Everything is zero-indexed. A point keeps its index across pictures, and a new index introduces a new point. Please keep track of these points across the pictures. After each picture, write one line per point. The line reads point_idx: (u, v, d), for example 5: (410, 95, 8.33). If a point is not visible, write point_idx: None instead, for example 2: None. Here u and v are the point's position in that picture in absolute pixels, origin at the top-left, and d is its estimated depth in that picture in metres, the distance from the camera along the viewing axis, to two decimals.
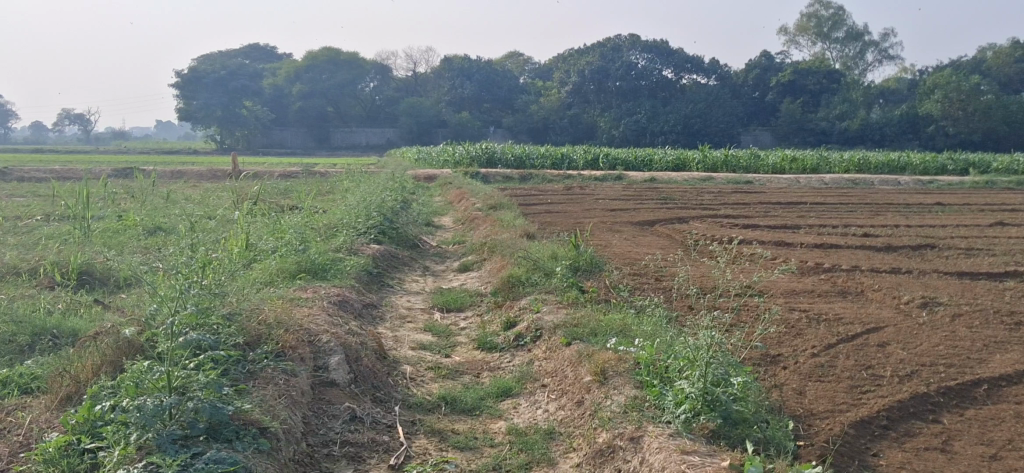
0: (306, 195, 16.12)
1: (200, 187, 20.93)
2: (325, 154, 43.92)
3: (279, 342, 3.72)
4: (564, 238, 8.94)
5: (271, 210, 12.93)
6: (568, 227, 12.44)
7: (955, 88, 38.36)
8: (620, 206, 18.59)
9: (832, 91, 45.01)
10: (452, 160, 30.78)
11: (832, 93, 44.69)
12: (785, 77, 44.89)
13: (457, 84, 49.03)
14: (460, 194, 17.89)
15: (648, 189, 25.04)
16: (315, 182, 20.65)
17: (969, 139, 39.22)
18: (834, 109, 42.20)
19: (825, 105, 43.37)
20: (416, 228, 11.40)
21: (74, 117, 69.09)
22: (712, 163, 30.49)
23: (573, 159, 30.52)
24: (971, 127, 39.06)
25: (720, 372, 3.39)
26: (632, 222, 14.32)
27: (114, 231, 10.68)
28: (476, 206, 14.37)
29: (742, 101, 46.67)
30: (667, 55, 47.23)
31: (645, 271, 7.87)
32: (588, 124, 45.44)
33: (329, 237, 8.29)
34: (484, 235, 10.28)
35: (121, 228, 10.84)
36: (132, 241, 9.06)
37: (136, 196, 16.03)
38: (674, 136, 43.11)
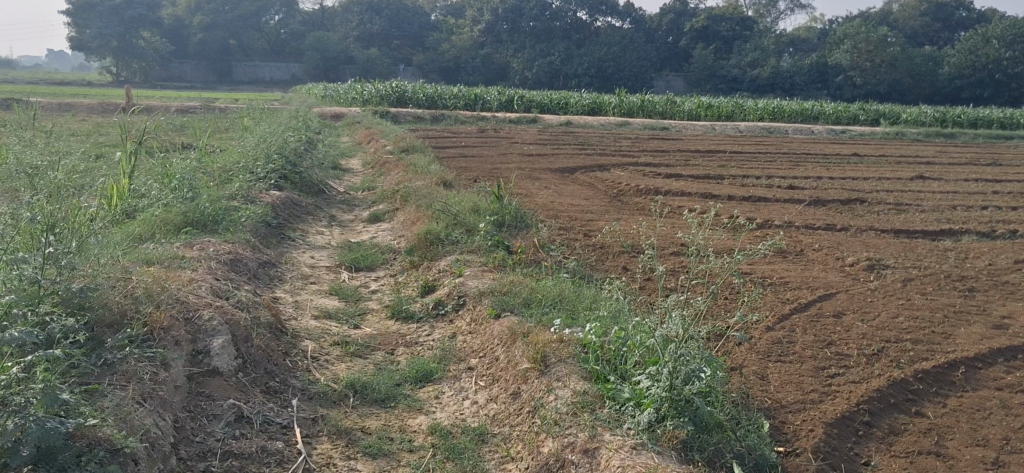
0: (205, 133, 15.21)
1: (90, 121, 19.67)
2: (227, 89, 42.19)
3: (148, 320, 2.97)
4: (484, 189, 8.34)
5: (164, 149, 12.03)
6: (485, 174, 11.85)
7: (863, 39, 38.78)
8: (538, 151, 18.12)
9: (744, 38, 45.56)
10: (362, 97, 29.81)
11: (745, 40, 44.94)
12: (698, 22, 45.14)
13: (367, 19, 47.65)
14: (371, 134, 17.10)
15: (564, 134, 24.56)
16: (214, 118, 19.55)
17: (875, 90, 39.22)
18: (745, 57, 42.45)
19: (738, 52, 43.56)
20: (322, 170, 10.62)
21: None
22: (628, 108, 30.20)
23: (487, 100, 29.79)
24: (875, 80, 39.17)
25: (694, 367, 2.80)
26: (552, 169, 13.86)
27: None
28: (387, 149, 13.63)
29: (656, 46, 46.51)
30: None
31: (572, 229, 7.34)
32: (500, 64, 44.30)
33: (224, 182, 7.47)
34: (397, 181, 9.57)
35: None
36: None
37: (16, 129, 14.86)
38: (587, 79, 42.27)
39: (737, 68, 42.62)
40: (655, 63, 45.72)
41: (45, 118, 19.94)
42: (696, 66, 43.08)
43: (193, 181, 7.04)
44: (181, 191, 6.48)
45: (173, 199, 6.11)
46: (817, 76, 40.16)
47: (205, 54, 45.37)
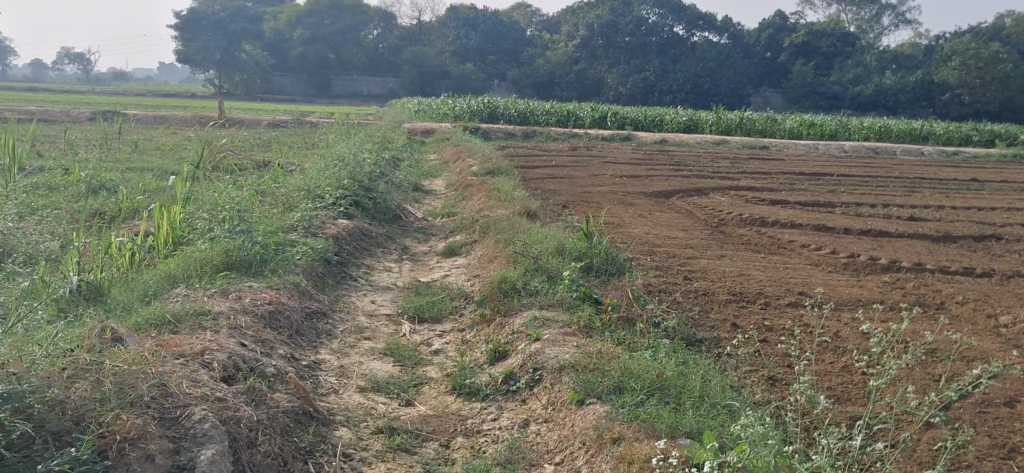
0: (289, 149, 14.77)
1: (180, 135, 19.54)
2: (325, 103, 42.48)
3: (101, 438, 2.54)
4: (574, 221, 7.53)
5: (241, 171, 11.58)
6: (573, 200, 11.05)
7: (973, 55, 36.68)
8: (632, 172, 17.22)
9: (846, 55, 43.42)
10: (453, 113, 29.33)
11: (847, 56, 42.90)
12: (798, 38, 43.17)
13: (463, 34, 47.49)
14: (458, 152, 16.47)
15: (659, 153, 23.60)
16: (302, 133, 19.23)
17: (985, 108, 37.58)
18: (847, 73, 41.02)
19: (839, 69, 42.02)
20: (401, 194, 9.98)
21: (74, 55, 67.89)
22: (726, 125, 29.04)
23: (580, 116, 29.00)
24: (984, 97, 36.93)
25: None
26: (646, 192, 13.00)
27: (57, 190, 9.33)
28: (473, 169, 12.95)
29: (754, 61, 45.06)
30: (679, 11, 45.29)
31: (670, 271, 6.47)
32: (594, 79, 43.66)
33: (288, 214, 6.82)
34: (477, 208, 8.81)
35: (65, 187, 9.48)
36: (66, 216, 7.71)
37: (101, 148, 14.66)
38: (682, 95, 41.45)
39: (838, 84, 41.10)
40: (752, 79, 44.35)
41: (136, 132, 19.89)
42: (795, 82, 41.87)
43: (254, 215, 6.40)
44: (235, 223, 5.83)
45: (221, 234, 5.45)
46: (924, 92, 38.34)
47: (305, 68, 45.89)
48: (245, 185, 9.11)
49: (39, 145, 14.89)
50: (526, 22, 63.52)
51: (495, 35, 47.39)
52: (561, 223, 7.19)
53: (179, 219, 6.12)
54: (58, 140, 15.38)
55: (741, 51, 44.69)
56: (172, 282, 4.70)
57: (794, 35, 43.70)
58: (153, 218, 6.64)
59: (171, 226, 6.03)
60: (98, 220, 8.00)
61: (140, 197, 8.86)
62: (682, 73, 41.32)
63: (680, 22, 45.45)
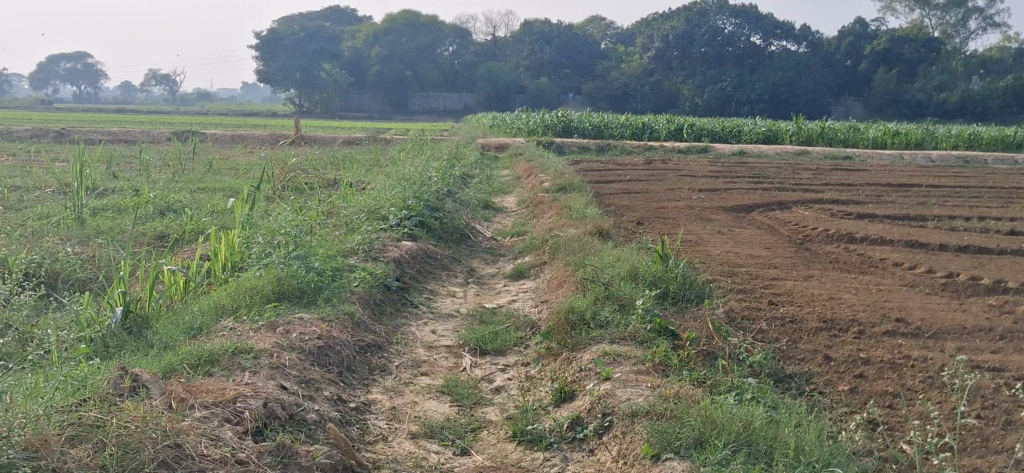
0: (360, 167, 14.63)
1: (255, 154, 19.64)
2: (401, 120, 42.66)
3: None
4: (649, 241, 7.11)
5: (310, 190, 11.42)
6: (648, 217, 10.62)
7: None
8: (710, 185, 16.67)
9: (930, 61, 41.93)
10: (526, 128, 29.06)
11: (932, 63, 41.40)
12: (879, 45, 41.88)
13: (537, 49, 47.28)
14: (531, 168, 16.14)
15: (737, 165, 22.93)
16: (374, 150, 19.16)
17: None
18: (932, 80, 39.75)
19: (923, 76, 40.69)
20: (469, 211, 9.69)
21: (160, 77, 69.82)
22: (807, 135, 28.18)
23: (655, 128, 28.46)
24: None
25: None
26: (726, 207, 12.47)
27: (126, 214, 9.27)
28: (545, 185, 12.60)
29: (835, 70, 43.82)
30: (756, 21, 44.07)
31: (753, 296, 6.03)
32: (669, 92, 43.09)
33: (349, 236, 6.55)
34: (548, 227, 8.44)
35: (134, 210, 9.43)
36: (129, 242, 7.59)
37: (175, 169, 14.73)
38: (760, 105, 40.62)
39: (922, 92, 39.91)
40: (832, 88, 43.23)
41: (212, 151, 20.06)
42: (877, 90, 40.68)
43: (313, 238, 6.14)
44: (292, 248, 5.57)
45: (275, 260, 5.19)
46: (1013, 98, 37.37)
47: (381, 86, 46.24)
48: (310, 206, 8.90)
49: (116, 166, 15.04)
50: (600, 35, 63.06)
51: (570, 49, 47.09)
52: (635, 243, 6.79)
53: (235, 243, 5.88)
54: (135, 160, 15.52)
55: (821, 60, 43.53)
56: (220, 314, 4.44)
57: (876, 42, 42.33)
58: (211, 243, 6.43)
59: (226, 251, 5.80)
60: (162, 244, 7.87)
61: (206, 218, 8.73)
62: (759, 83, 40.47)
63: (758, 32, 44.28)
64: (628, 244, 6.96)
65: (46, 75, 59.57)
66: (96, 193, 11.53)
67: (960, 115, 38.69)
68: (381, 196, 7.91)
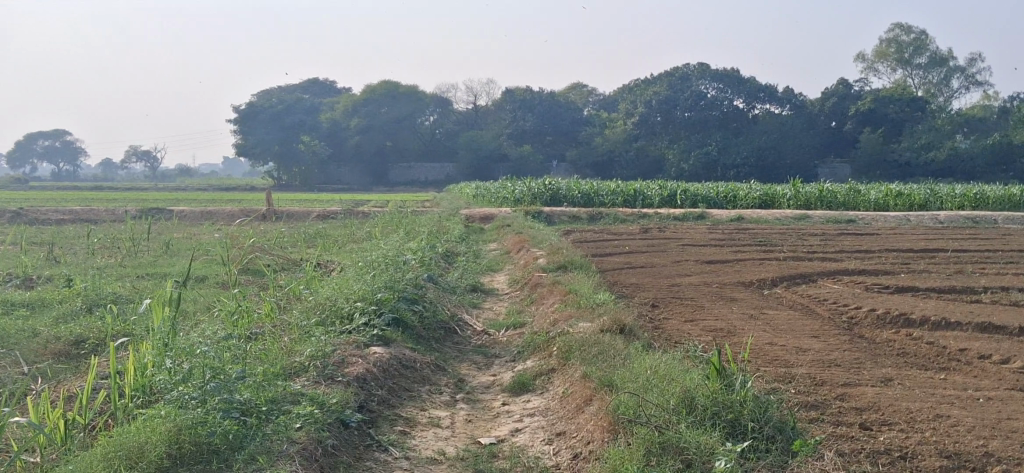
0: (333, 246, 13.18)
1: (224, 231, 18.20)
2: (384, 190, 41.41)
3: None
4: (686, 342, 5.65)
5: (271, 278, 9.94)
6: (662, 298, 9.22)
7: None
8: (718, 256, 15.30)
9: (915, 120, 41.06)
10: (512, 197, 27.70)
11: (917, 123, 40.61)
12: (863, 105, 41.05)
13: (520, 117, 46.34)
14: (521, 241, 14.71)
15: (738, 232, 21.63)
16: (350, 225, 17.69)
17: None
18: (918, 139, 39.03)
19: (909, 136, 39.91)
20: (454, 300, 8.23)
21: (141, 153, 68.54)
22: (806, 199, 26.92)
23: (647, 195, 27.17)
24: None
25: None
26: (745, 283, 11.07)
27: (45, 315, 7.74)
28: (540, 261, 11.18)
29: (819, 131, 43.15)
30: (739, 83, 43.01)
31: (838, 419, 4.54)
32: (654, 157, 42.02)
33: (300, 346, 5.06)
34: (551, 320, 6.94)
35: (54, 310, 7.91)
36: (31, 360, 6.08)
37: (124, 254, 13.21)
38: (746, 169, 39.57)
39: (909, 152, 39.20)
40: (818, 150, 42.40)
41: (174, 231, 18.54)
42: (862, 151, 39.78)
43: (250, 359, 4.66)
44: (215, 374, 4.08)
45: (182, 393, 3.71)
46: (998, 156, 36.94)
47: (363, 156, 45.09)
48: (262, 305, 7.42)
49: (58, 250, 13.52)
50: (582, 103, 62.40)
51: (553, 116, 46.15)
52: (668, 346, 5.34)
53: (143, 366, 4.39)
54: (84, 242, 13.97)
55: (806, 123, 42.79)
56: None
57: (860, 102, 41.60)
58: (114, 358, 4.93)
59: (126, 372, 4.30)
60: (74, 354, 6.32)
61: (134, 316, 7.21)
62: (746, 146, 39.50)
63: (740, 95, 43.12)
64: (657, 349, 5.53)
65: (24, 154, 58.08)
66: (21, 285, 9.98)
67: (949, 175, 38.06)
68: (350, 285, 6.46)
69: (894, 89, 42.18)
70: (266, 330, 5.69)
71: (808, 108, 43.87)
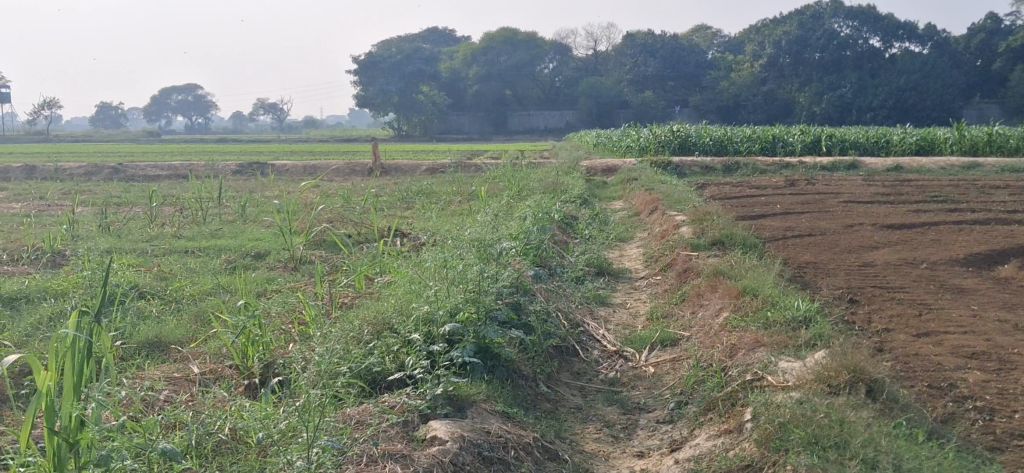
0: (429, 209, 10.94)
1: (321, 188, 16.31)
2: (503, 140, 39.16)
3: None
4: (987, 450, 3.15)
5: (342, 261, 7.79)
6: (860, 292, 6.67)
7: None
8: (891, 217, 12.42)
9: None
10: (637, 145, 24.95)
11: None
12: (1015, 41, 36.35)
13: (640, 61, 43.26)
14: (654, 200, 12.17)
15: (902, 184, 18.49)
16: (456, 180, 15.46)
17: None
18: None
19: None
20: (571, 300, 5.83)
21: (267, 106, 67.76)
22: (972, 144, 23.15)
23: (787, 141, 24.03)
24: None
25: None
26: (956, 260, 8.26)
27: (36, 321, 5.76)
28: (682, 232, 8.66)
29: (964, 71, 38.25)
30: (875, 21, 38.88)
31: None
32: (783, 101, 38.53)
33: (287, 448, 2.81)
34: (724, 345, 4.51)
35: (50, 314, 5.91)
36: None
37: (196, 220, 11.29)
38: (884, 112, 35.56)
39: None
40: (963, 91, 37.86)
41: (266, 188, 16.64)
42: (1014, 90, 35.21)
43: None
44: None
45: None
46: None
47: (481, 105, 42.83)
48: (303, 321, 5.25)
49: (123, 215, 11.70)
50: (704, 46, 58.46)
51: (675, 59, 42.90)
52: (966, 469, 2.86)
53: None
54: (154, 205, 12.04)
55: (950, 60, 38.29)
56: None
57: (1011, 37, 36.60)
58: None
59: None
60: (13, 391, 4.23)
61: (121, 344, 5.13)
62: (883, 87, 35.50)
63: (876, 34, 38.84)
64: (938, 448, 3.08)
65: (157, 108, 58.22)
66: (53, 267, 8.09)
67: None
68: (411, 308, 4.17)
69: None
70: (260, 402, 3.48)
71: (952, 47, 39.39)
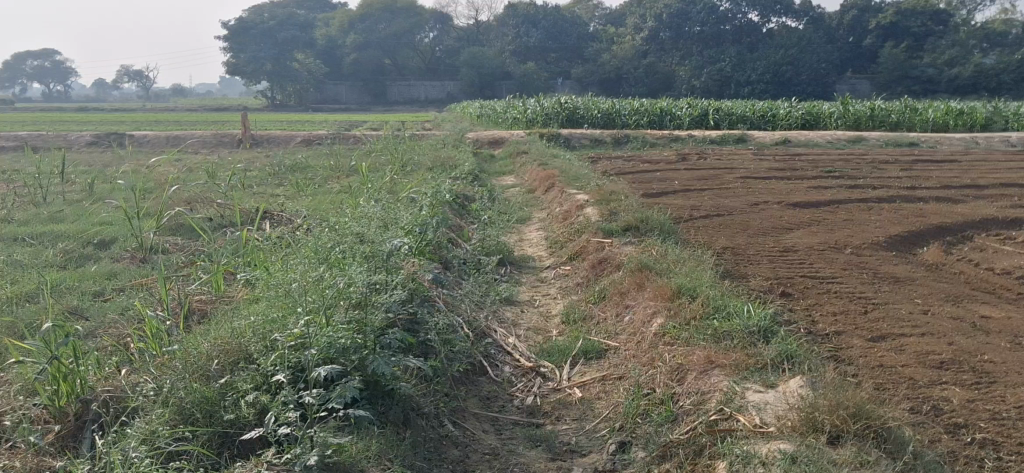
0: (305, 187, 9.85)
1: (185, 162, 14.95)
2: (382, 110, 37.89)
3: None
4: None
5: (202, 251, 6.69)
6: (791, 284, 5.99)
7: None
8: (793, 193, 11.94)
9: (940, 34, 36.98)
10: (523, 117, 24.15)
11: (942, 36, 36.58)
12: (884, 18, 37.05)
13: (522, 31, 42.43)
14: (550, 176, 11.34)
15: (794, 158, 18.24)
16: (334, 152, 14.31)
17: None
18: (943, 53, 34.90)
19: (932, 49, 35.89)
20: (474, 303, 4.93)
21: (132, 73, 64.01)
22: (855, 118, 23.11)
23: (675, 114, 23.59)
24: None
25: None
26: (877, 243, 7.70)
27: None
28: (587, 214, 7.85)
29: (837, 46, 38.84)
30: None
31: None
32: (664, 74, 38.30)
33: None
34: (668, 365, 3.72)
35: None
36: None
37: (33, 200, 9.89)
38: (762, 86, 35.64)
39: (933, 67, 35.04)
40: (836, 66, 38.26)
41: (122, 163, 15.09)
42: (884, 66, 35.61)
43: None
44: None
45: None
46: None
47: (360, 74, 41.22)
48: (138, 340, 4.16)
49: None
50: (586, 17, 58.08)
51: (557, 30, 42.25)
52: None
53: None
54: None
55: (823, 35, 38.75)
56: None
57: (880, 15, 37.50)
58: None
59: None
60: None
61: None
62: (761, 61, 35.57)
63: (754, 9, 39.30)
64: None
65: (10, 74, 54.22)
66: None
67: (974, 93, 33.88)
68: (279, 337, 3.25)
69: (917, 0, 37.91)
70: None
71: (825, 22, 39.95)
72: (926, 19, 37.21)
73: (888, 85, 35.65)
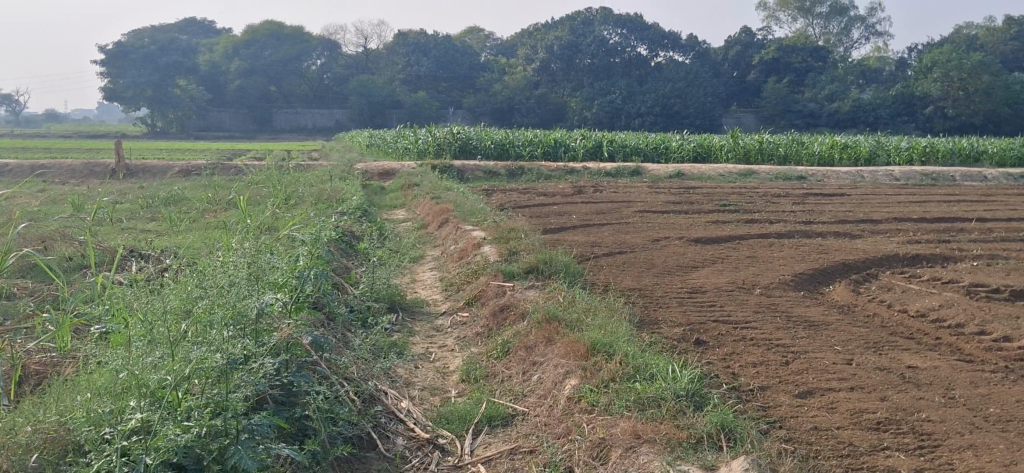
0: (177, 222, 9.07)
1: (49, 193, 13.83)
2: (267, 138, 36.72)
3: None
4: None
5: (51, 297, 5.90)
6: (704, 329, 5.61)
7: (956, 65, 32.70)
8: (692, 228, 11.71)
9: (819, 71, 38.10)
10: (415, 148, 23.57)
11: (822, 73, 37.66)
12: (767, 54, 37.92)
13: (413, 61, 41.92)
14: (444, 210, 10.82)
15: (688, 191, 18.19)
16: (213, 183, 13.46)
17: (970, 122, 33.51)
18: (823, 89, 35.89)
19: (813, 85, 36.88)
20: (362, 361, 4.35)
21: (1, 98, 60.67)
22: (745, 151, 23.30)
23: (569, 146, 23.38)
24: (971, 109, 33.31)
25: None
26: (784, 282, 7.42)
27: None
28: (486, 253, 7.34)
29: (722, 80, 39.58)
30: (641, 30, 39.70)
31: None
32: (556, 105, 38.27)
33: None
34: (587, 440, 3.22)
35: None
36: None
37: None
38: (651, 118, 35.96)
39: (814, 102, 35.95)
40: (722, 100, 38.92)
41: None
42: (768, 99, 36.35)
43: None
44: None
45: None
46: (904, 107, 33.70)
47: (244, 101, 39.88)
48: None
49: None
50: (477, 47, 58.01)
51: (448, 60, 41.90)
52: None
53: None
54: None
55: (709, 69, 39.44)
56: None
57: (764, 50, 38.41)
58: None
59: None
60: None
61: None
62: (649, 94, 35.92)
63: (642, 43, 39.83)
64: None
65: None
66: None
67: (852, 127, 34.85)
68: (115, 427, 2.63)
69: (798, 38, 38.99)
70: None
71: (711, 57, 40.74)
72: (806, 55, 38.33)
73: (772, 118, 36.39)
